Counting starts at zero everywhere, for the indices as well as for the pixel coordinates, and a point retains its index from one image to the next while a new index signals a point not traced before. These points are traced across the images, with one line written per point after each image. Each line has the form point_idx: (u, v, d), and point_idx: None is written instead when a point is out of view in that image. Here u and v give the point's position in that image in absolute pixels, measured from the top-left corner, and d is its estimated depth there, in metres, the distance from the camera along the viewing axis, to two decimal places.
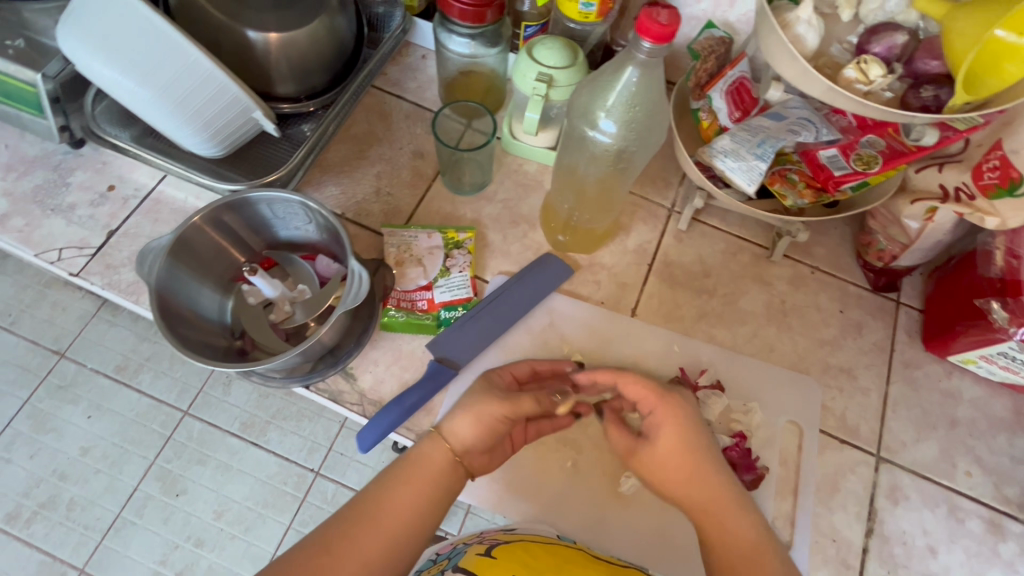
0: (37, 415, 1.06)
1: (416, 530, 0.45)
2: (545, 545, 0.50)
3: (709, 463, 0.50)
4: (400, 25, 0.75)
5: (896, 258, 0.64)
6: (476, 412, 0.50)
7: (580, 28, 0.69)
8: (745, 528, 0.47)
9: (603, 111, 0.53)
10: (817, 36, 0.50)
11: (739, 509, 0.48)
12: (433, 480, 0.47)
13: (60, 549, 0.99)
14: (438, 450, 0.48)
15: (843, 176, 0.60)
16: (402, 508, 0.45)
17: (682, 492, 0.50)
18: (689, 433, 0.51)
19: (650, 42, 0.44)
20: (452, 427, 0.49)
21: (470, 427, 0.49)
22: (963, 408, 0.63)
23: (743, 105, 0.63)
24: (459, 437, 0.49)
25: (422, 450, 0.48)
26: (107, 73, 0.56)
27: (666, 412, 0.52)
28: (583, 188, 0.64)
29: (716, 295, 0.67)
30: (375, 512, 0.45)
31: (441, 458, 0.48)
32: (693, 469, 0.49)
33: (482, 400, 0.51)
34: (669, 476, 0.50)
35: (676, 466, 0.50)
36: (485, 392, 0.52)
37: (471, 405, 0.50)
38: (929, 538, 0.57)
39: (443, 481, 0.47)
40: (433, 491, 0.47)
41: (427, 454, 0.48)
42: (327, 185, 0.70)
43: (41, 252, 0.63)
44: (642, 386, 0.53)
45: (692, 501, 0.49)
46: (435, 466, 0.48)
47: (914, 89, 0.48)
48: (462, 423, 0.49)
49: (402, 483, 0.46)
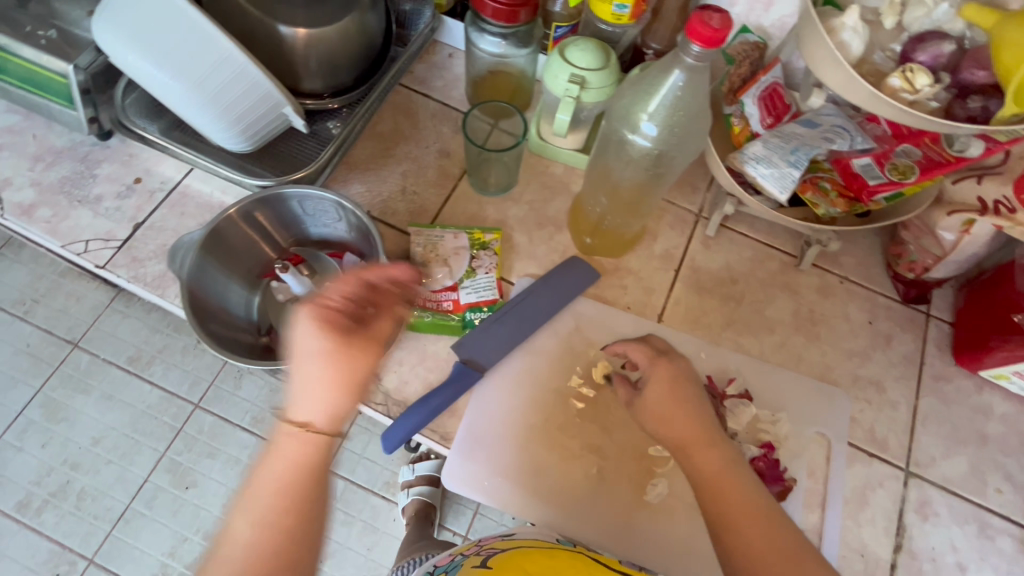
0: (50, 404, 1.06)
1: (288, 540, 0.39)
2: (545, 550, 0.49)
3: (692, 404, 0.52)
4: (428, 23, 0.75)
5: (929, 270, 0.63)
6: (326, 372, 0.42)
7: (612, 29, 0.68)
8: (721, 454, 0.49)
9: (645, 114, 0.52)
10: (862, 43, 0.50)
11: (717, 442, 0.50)
12: (290, 472, 0.41)
13: (70, 538, 0.99)
14: (291, 435, 0.41)
15: (878, 186, 0.59)
16: (264, 510, 0.40)
17: (670, 427, 0.51)
18: (678, 377, 0.53)
19: (700, 46, 0.44)
20: (297, 402, 0.42)
21: (320, 387, 0.42)
22: (993, 423, 0.62)
23: (775, 111, 0.63)
24: (309, 410, 0.42)
25: (274, 440, 0.42)
26: (142, 66, 0.56)
27: (656, 361, 0.54)
28: (617, 189, 0.63)
29: (743, 303, 0.66)
30: (241, 532, 0.39)
31: (297, 445, 0.41)
32: (680, 407, 0.51)
33: (315, 350, 0.42)
34: (658, 416, 0.52)
35: (666, 407, 0.52)
36: (326, 345, 0.42)
37: (318, 365, 0.42)
38: (958, 555, 0.56)
39: (298, 471, 0.41)
40: (292, 482, 0.41)
41: (280, 447, 0.41)
42: (352, 183, 0.70)
43: (69, 243, 0.63)
44: (639, 346, 0.56)
45: (679, 435, 0.51)
46: (291, 454, 0.41)
47: (960, 100, 0.48)
48: (308, 390, 0.42)
49: (261, 489, 0.41)
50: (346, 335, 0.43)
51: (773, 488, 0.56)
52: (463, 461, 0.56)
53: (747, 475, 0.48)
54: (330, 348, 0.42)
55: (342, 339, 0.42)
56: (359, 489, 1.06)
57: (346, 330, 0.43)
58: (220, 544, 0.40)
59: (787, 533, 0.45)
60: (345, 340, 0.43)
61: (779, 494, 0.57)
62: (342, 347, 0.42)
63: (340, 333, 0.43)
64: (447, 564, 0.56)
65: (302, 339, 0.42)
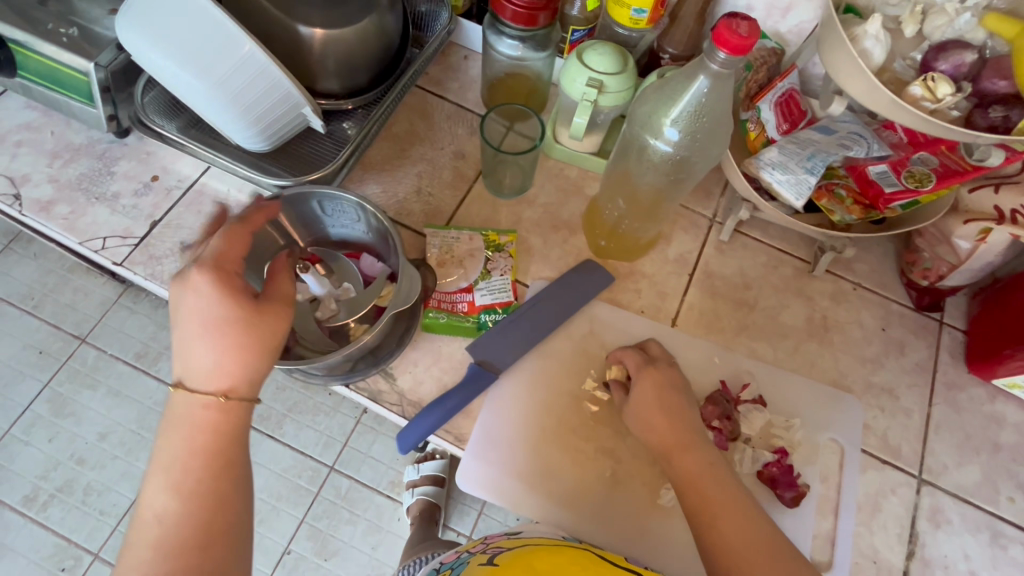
0: (57, 399, 1.06)
1: (205, 514, 0.37)
2: (553, 547, 0.49)
3: (679, 408, 0.54)
4: (445, 25, 0.75)
5: (943, 278, 0.63)
6: (225, 331, 0.39)
7: (629, 34, 0.69)
8: (705, 455, 0.51)
9: (668, 120, 0.53)
10: (884, 51, 0.50)
11: (701, 443, 0.52)
12: (208, 438, 0.39)
13: (75, 532, 0.99)
14: (195, 400, 0.39)
15: (894, 194, 0.58)
16: (181, 482, 0.38)
17: (659, 428, 0.53)
18: (666, 381, 0.56)
19: (727, 53, 0.44)
20: (192, 365, 0.39)
21: (214, 347, 0.39)
22: (1006, 432, 0.62)
23: (791, 117, 0.63)
24: (202, 372, 0.39)
25: (177, 409, 0.39)
26: (164, 64, 0.56)
27: (644, 367, 0.57)
28: (634, 195, 0.63)
29: (756, 308, 0.67)
30: (155, 509, 0.37)
31: (202, 409, 0.39)
32: (667, 410, 0.54)
33: (206, 310, 0.39)
34: (647, 419, 0.54)
35: (654, 410, 0.54)
36: (218, 304, 0.39)
37: (210, 326, 0.39)
38: (971, 563, 0.56)
39: (210, 440, 0.39)
40: (206, 449, 0.39)
41: (186, 415, 0.39)
42: (368, 183, 0.70)
43: (86, 240, 0.64)
44: (630, 352, 0.59)
45: (667, 437, 0.53)
46: (197, 419, 0.39)
47: (982, 109, 0.48)
48: (200, 352, 0.39)
49: (169, 460, 0.38)
50: (242, 296, 0.40)
51: (785, 494, 0.56)
52: (478, 462, 0.56)
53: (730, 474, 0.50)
54: (219, 308, 0.39)
55: (235, 299, 0.40)
56: (364, 488, 1.07)
57: (237, 292, 0.40)
58: (135, 527, 0.37)
59: (762, 527, 0.46)
60: (242, 300, 0.40)
61: (792, 500, 0.56)
62: (241, 310, 0.40)
63: (228, 295, 0.40)
64: (452, 561, 0.56)
65: (194, 297, 0.39)
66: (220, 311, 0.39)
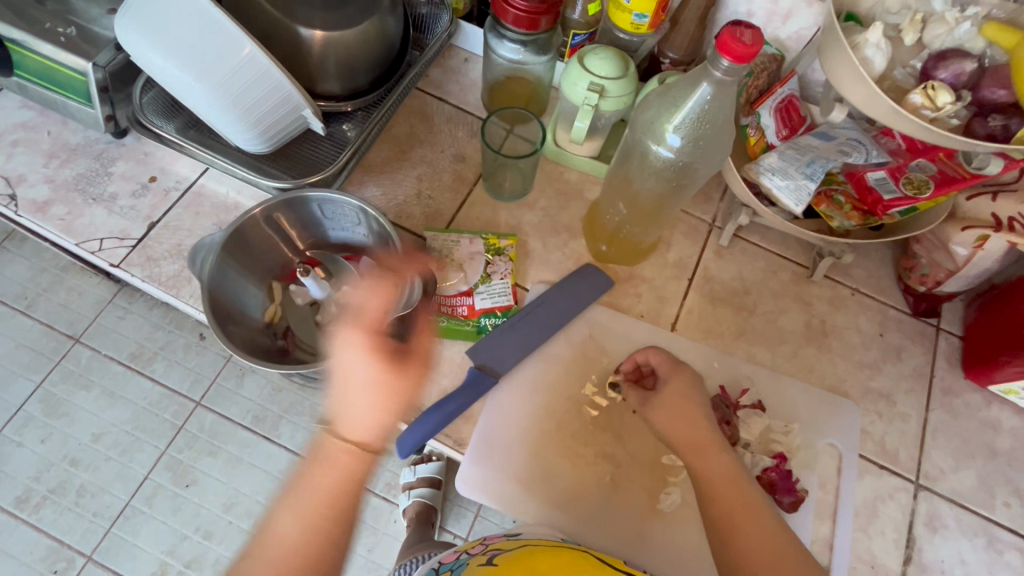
0: (50, 400, 1.05)
1: (318, 546, 0.46)
2: (550, 548, 0.49)
3: (701, 413, 0.57)
4: (445, 28, 0.74)
5: (940, 284, 0.63)
6: (375, 394, 0.49)
7: (630, 38, 0.68)
8: (727, 462, 0.54)
9: (669, 126, 0.53)
10: (885, 59, 0.50)
11: (722, 449, 0.54)
12: (341, 481, 0.48)
13: (68, 535, 0.99)
14: (341, 449, 0.48)
15: (892, 200, 0.59)
16: (307, 516, 0.47)
17: (681, 432, 0.56)
18: (693, 387, 0.58)
19: (730, 61, 0.44)
20: (347, 421, 0.49)
21: (365, 407, 0.49)
22: (1002, 438, 0.62)
23: (790, 124, 0.64)
24: (353, 428, 0.49)
25: (320, 453, 0.49)
26: (163, 65, 0.56)
27: (673, 371, 0.59)
28: (635, 200, 0.63)
29: (755, 313, 0.67)
30: (281, 532, 0.47)
31: (346, 458, 0.48)
32: (691, 415, 0.56)
33: (362, 372, 0.49)
34: (670, 422, 0.56)
35: (677, 413, 0.56)
36: (382, 369, 0.49)
37: (367, 387, 0.49)
38: (966, 568, 0.57)
39: (342, 483, 0.48)
40: (337, 492, 0.48)
41: (330, 458, 0.48)
42: (368, 185, 0.70)
43: (83, 241, 0.63)
44: (660, 354, 0.61)
45: (688, 440, 0.55)
46: (338, 465, 0.48)
47: (981, 118, 0.48)
48: (356, 411, 0.49)
49: (306, 497, 0.47)
50: (393, 360, 0.50)
51: (784, 499, 0.57)
52: (478, 466, 0.56)
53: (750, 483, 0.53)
54: (377, 373, 0.49)
55: (394, 365, 0.50)
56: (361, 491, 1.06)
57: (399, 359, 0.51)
58: (263, 538, 0.47)
59: (779, 535, 0.49)
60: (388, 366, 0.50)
61: (791, 505, 0.57)
62: (387, 374, 0.49)
63: (391, 362, 0.50)
64: (451, 562, 0.55)
65: (354, 364, 0.49)
66: (376, 376, 0.49)
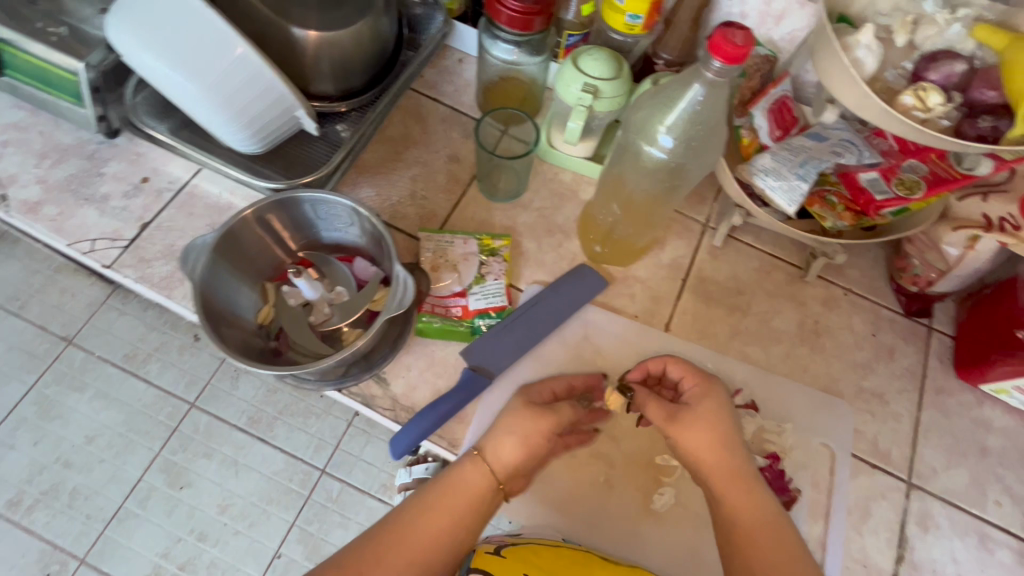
0: (43, 401, 1.05)
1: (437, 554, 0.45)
2: (556, 547, 0.51)
3: (733, 442, 0.50)
4: (439, 29, 0.75)
5: (932, 284, 0.64)
6: (520, 432, 0.51)
7: (624, 39, 0.69)
8: (763, 503, 0.47)
9: (662, 127, 0.53)
10: (876, 60, 0.50)
11: (757, 486, 0.48)
12: (471, 496, 0.48)
13: (61, 537, 0.98)
14: (479, 469, 0.50)
15: (884, 201, 0.59)
16: (431, 521, 0.47)
17: (710, 462, 0.49)
18: (724, 410, 0.51)
19: (721, 62, 0.44)
20: (494, 449, 0.50)
21: (512, 443, 0.51)
22: (993, 437, 0.63)
23: (783, 124, 0.64)
24: (499, 457, 0.50)
25: (463, 466, 0.50)
26: (155, 65, 0.56)
27: (703, 388, 0.53)
28: (629, 200, 0.64)
29: (748, 313, 0.67)
30: (410, 531, 0.46)
31: (483, 481, 0.49)
32: (720, 441, 0.50)
33: (515, 406, 0.53)
34: (696, 449, 0.50)
35: (705, 438, 0.50)
36: (524, 411, 0.52)
37: (506, 422, 0.52)
38: (958, 566, 0.57)
39: (474, 500, 0.48)
40: (464, 507, 0.48)
41: (467, 476, 0.49)
42: (361, 186, 0.70)
43: (74, 242, 0.63)
44: (688, 367, 0.55)
45: (716, 470, 0.49)
46: (474, 484, 0.49)
47: (970, 119, 0.48)
48: (507, 445, 0.50)
49: (438, 505, 0.47)
50: (542, 409, 0.53)
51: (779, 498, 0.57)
52: None
53: (791, 531, 0.46)
54: (522, 413, 0.52)
55: (547, 416, 0.52)
56: (356, 492, 1.06)
57: (555, 409, 0.53)
58: (386, 531, 0.46)
59: None
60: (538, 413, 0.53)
61: (785, 505, 0.57)
62: (527, 416, 0.52)
63: (549, 410, 0.53)
64: None
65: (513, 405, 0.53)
66: (517, 412, 0.52)
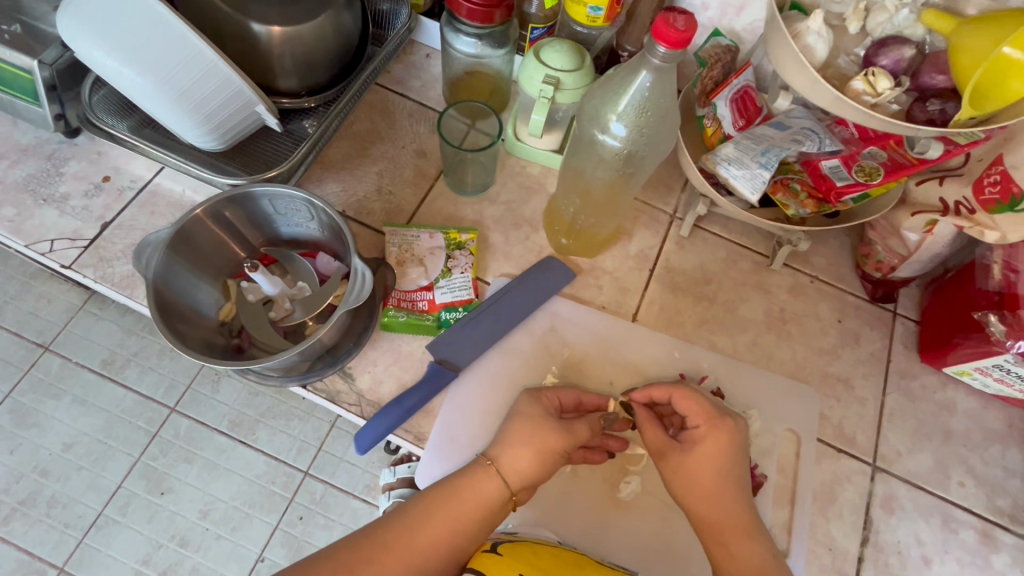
0: (18, 409, 1.03)
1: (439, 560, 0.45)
2: (552, 549, 0.50)
3: (730, 492, 0.50)
4: (405, 23, 0.74)
5: (894, 270, 0.64)
6: (537, 446, 0.50)
7: (587, 31, 0.70)
8: (752, 552, 0.48)
9: (614, 115, 0.53)
10: (826, 47, 0.51)
11: (745, 536, 0.48)
12: (482, 507, 0.47)
13: (39, 547, 0.96)
14: (490, 478, 0.49)
15: (845, 187, 0.60)
16: (441, 529, 0.46)
17: (700, 510, 0.50)
18: (725, 456, 0.51)
19: (665, 47, 0.44)
20: (507, 459, 0.50)
21: (526, 455, 0.50)
22: (957, 419, 0.63)
23: (746, 114, 0.63)
24: (512, 468, 0.49)
25: (478, 474, 0.49)
26: (108, 62, 0.55)
27: (705, 428, 0.52)
28: (589, 191, 0.64)
29: (716, 302, 0.67)
30: (413, 532, 0.45)
31: (494, 491, 0.48)
32: (711, 492, 0.50)
33: (528, 413, 0.53)
34: (686, 491, 0.51)
35: (699, 485, 0.50)
36: (541, 423, 0.52)
37: (521, 433, 0.51)
38: (923, 548, 0.58)
39: (484, 510, 0.48)
40: (473, 518, 0.47)
41: (477, 483, 0.48)
42: (327, 182, 0.70)
43: (33, 243, 0.62)
44: (697, 404, 0.54)
45: (704, 521, 0.50)
46: (483, 494, 0.48)
47: (920, 104, 0.50)
48: (522, 456, 0.50)
49: (445, 509, 0.47)
50: (558, 424, 0.52)
51: None
52: (436, 460, 0.56)
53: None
54: (539, 425, 0.52)
55: (563, 432, 0.52)
56: (340, 493, 1.05)
57: (571, 427, 0.53)
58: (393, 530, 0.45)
59: None
60: (550, 426, 0.52)
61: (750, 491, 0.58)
62: (546, 427, 0.52)
63: (562, 425, 0.52)
64: None
65: (525, 418, 0.52)
66: (532, 423, 0.52)
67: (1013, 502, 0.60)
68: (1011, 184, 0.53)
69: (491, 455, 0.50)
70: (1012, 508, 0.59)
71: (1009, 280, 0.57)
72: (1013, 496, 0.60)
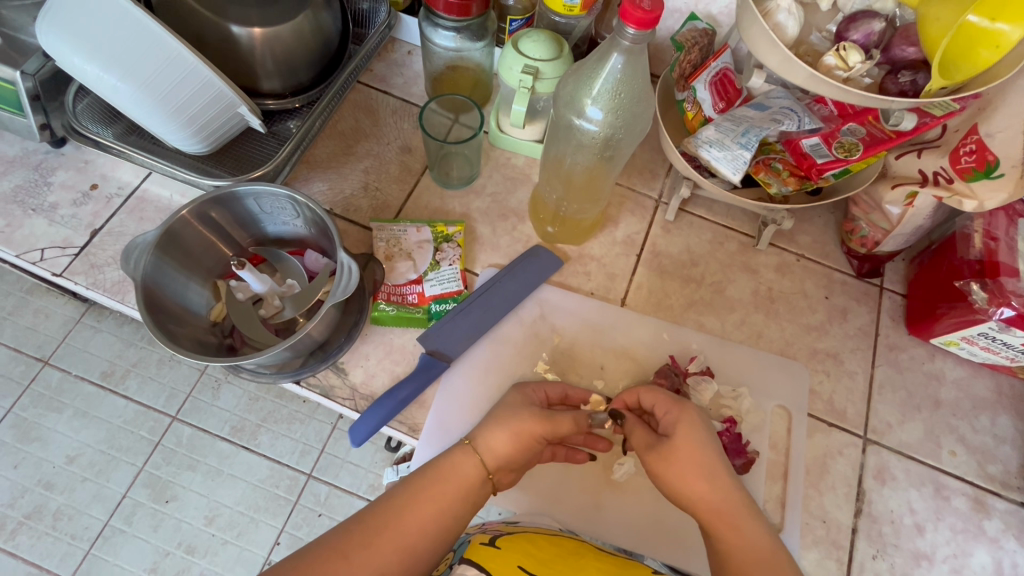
0: (21, 424, 1.03)
1: (429, 543, 0.44)
2: (550, 537, 0.51)
3: (719, 471, 0.48)
4: (385, 20, 0.75)
5: (878, 244, 0.65)
6: (512, 427, 0.51)
7: (565, 21, 0.70)
8: (757, 537, 0.45)
9: (590, 99, 0.54)
10: (797, 24, 0.53)
11: (747, 518, 0.46)
12: (463, 486, 0.48)
13: (47, 559, 0.97)
14: (470, 460, 0.49)
15: (825, 164, 0.59)
16: (426, 510, 0.46)
17: (696, 490, 0.48)
18: (701, 437, 0.50)
19: (633, 27, 0.45)
20: (485, 440, 0.50)
21: (503, 437, 0.51)
22: (946, 389, 0.64)
23: (726, 96, 0.63)
24: (491, 450, 0.50)
25: (458, 456, 0.49)
26: (90, 69, 0.55)
27: (678, 414, 0.52)
28: (571, 178, 0.64)
29: (704, 284, 0.68)
30: (402, 516, 0.45)
31: (474, 471, 0.49)
32: (705, 468, 0.48)
33: (503, 402, 0.54)
34: (682, 478, 0.48)
35: (687, 468, 0.48)
36: (515, 407, 0.53)
37: (499, 417, 0.52)
38: (916, 516, 0.58)
39: (465, 489, 0.48)
40: (454, 498, 0.47)
41: (458, 464, 0.49)
42: (314, 181, 0.70)
43: (23, 252, 0.62)
44: (661, 395, 0.54)
45: (709, 505, 0.47)
46: (466, 474, 0.49)
47: (892, 75, 0.52)
48: (498, 438, 0.50)
49: (431, 491, 0.47)
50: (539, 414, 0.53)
51: (735, 461, 0.57)
52: (431, 451, 0.56)
53: (787, 565, 0.43)
54: (514, 409, 0.53)
55: (544, 418, 0.52)
56: (344, 494, 1.06)
57: (553, 417, 0.53)
58: (380, 516, 0.45)
59: None
60: (525, 416, 0.52)
61: (742, 467, 0.58)
62: (523, 415, 0.52)
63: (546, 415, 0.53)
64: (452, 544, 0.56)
65: (506, 408, 0.53)
66: (508, 408, 0.53)
67: (1004, 468, 0.60)
68: (987, 153, 0.54)
69: (469, 438, 0.51)
70: (1003, 474, 0.60)
71: (988, 248, 0.58)
72: (1003, 463, 0.61)
